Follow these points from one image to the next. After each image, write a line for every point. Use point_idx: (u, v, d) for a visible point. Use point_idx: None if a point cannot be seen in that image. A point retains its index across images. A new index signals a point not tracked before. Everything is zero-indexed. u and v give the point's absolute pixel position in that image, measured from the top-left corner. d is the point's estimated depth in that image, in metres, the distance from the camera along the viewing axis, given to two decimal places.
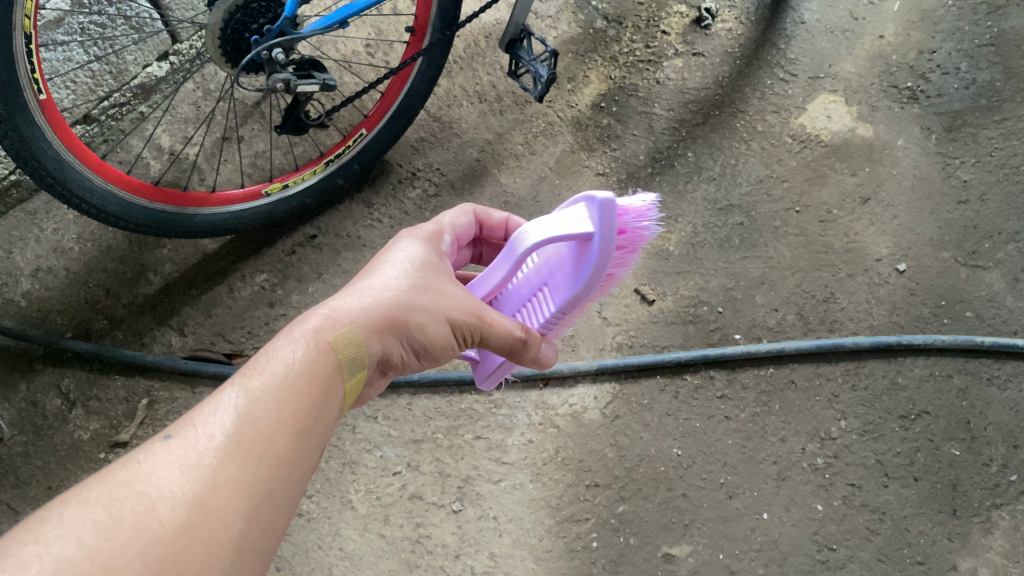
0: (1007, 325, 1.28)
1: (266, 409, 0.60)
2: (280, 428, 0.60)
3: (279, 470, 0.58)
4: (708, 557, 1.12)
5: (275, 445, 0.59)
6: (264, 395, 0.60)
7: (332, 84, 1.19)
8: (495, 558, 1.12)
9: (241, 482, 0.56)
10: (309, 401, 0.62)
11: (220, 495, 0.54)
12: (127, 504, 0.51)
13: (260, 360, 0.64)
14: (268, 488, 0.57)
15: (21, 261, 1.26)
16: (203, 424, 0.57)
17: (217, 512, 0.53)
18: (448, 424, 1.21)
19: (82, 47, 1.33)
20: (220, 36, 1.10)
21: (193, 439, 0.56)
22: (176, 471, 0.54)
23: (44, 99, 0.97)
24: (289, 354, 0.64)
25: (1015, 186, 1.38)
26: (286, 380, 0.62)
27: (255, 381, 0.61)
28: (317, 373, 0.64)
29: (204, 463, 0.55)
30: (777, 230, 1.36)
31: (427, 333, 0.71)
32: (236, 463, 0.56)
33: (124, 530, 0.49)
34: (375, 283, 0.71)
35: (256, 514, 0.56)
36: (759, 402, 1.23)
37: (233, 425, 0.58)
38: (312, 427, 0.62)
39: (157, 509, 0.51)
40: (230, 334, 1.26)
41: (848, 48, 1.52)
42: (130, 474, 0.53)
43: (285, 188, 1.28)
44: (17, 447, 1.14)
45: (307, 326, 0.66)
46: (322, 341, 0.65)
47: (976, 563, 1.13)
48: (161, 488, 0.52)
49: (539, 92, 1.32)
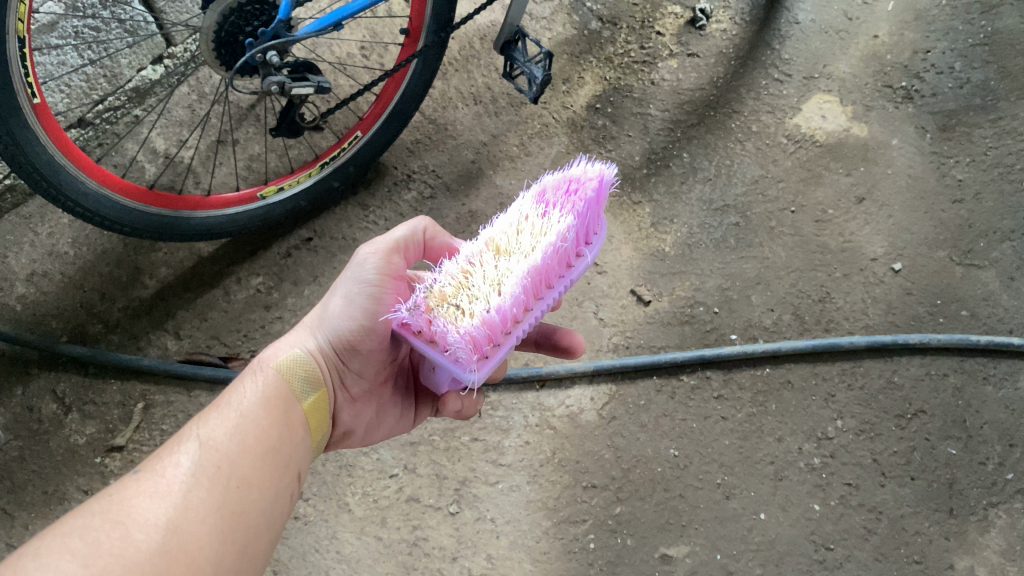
0: (1002, 324, 1.28)
1: (230, 436, 0.65)
2: (243, 451, 0.65)
3: (248, 489, 0.63)
4: (706, 558, 1.12)
5: (241, 467, 0.64)
6: (226, 423, 0.66)
7: (327, 86, 1.19)
8: (492, 560, 1.12)
9: (213, 504, 0.60)
10: (268, 423, 0.68)
11: (193, 516, 0.58)
12: (103, 532, 0.53)
13: (219, 400, 0.69)
14: (239, 508, 0.61)
15: (16, 265, 1.26)
16: (169, 457, 0.61)
17: (191, 532, 0.57)
18: (445, 426, 1.20)
19: (76, 51, 1.34)
20: (215, 39, 1.09)
21: (161, 470, 0.60)
22: (147, 498, 0.57)
23: (38, 103, 0.97)
24: (245, 387, 0.70)
25: (1009, 185, 1.38)
26: (244, 408, 0.68)
27: (215, 415, 0.66)
28: (271, 395, 0.71)
29: (175, 489, 0.59)
30: (772, 230, 1.36)
31: (346, 311, 0.76)
32: (206, 486, 0.60)
33: (104, 556, 0.52)
34: (313, 312, 0.79)
35: (231, 532, 0.59)
36: (755, 402, 1.23)
37: (197, 453, 0.62)
38: (273, 448, 0.68)
39: (134, 534, 0.54)
40: (226, 337, 1.26)
41: (843, 48, 1.53)
42: (102, 505, 0.56)
43: (280, 191, 1.28)
44: (12, 451, 1.14)
45: (254, 363, 0.74)
46: (267, 364, 0.74)
47: (973, 562, 1.13)
48: (134, 514, 0.55)
49: (534, 93, 1.32)
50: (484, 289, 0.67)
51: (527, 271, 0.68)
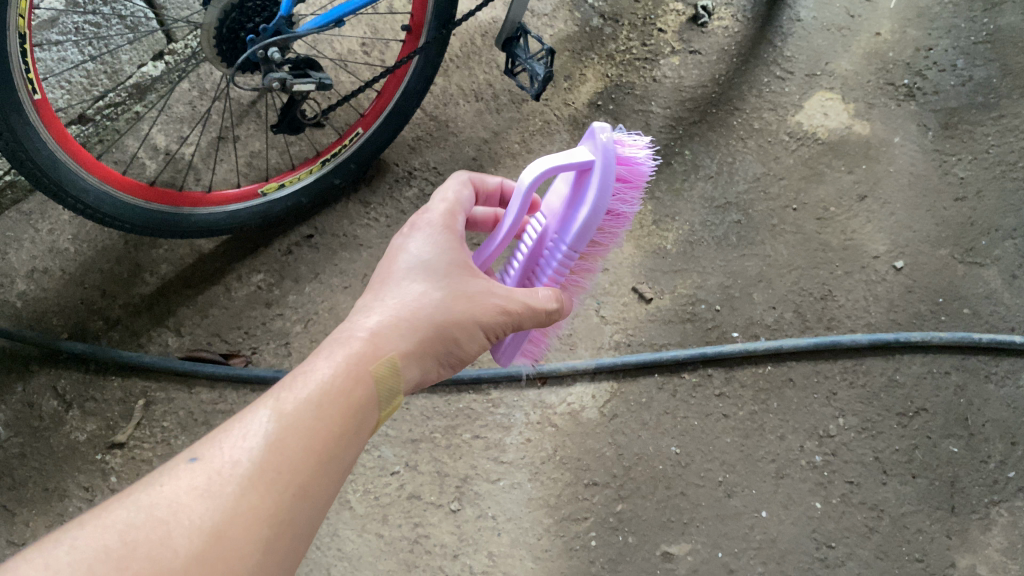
0: (1004, 322, 1.28)
1: (297, 438, 0.59)
2: (307, 456, 0.59)
3: (303, 498, 0.57)
4: (707, 556, 1.12)
5: (300, 473, 0.58)
6: (296, 422, 0.60)
7: (328, 82, 1.19)
8: (494, 557, 1.12)
9: (263, 513, 0.55)
10: (339, 429, 0.62)
11: (239, 525, 0.53)
12: (143, 531, 0.51)
13: (293, 382, 0.63)
14: (290, 519, 0.56)
15: (17, 262, 1.26)
16: (230, 449, 0.57)
17: (235, 544, 0.52)
18: (446, 424, 1.20)
19: (77, 47, 1.32)
20: (216, 36, 1.09)
21: (218, 464, 0.56)
22: (196, 497, 0.53)
23: (39, 100, 0.97)
24: (323, 381, 0.63)
25: (1011, 183, 1.38)
26: (319, 408, 0.62)
27: (288, 406, 0.61)
28: (352, 400, 0.64)
29: (226, 492, 0.54)
30: (774, 228, 1.36)
31: (460, 334, 0.74)
32: (260, 491, 0.55)
33: (138, 559, 0.49)
34: (400, 300, 0.72)
35: (275, 544, 0.55)
36: (757, 400, 1.23)
37: (260, 451, 0.57)
38: (340, 453, 0.62)
39: (172, 538, 0.51)
40: (227, 334, 1.26)
41: (844, 46, 1.52)
42: (151, 498, 0.53)
43: (281, 188, 1.28)
44: (13, 448, 1.14)
45: (336, 352, 0.66)
46: (354, 362, 0.66)
47: (975, 560, 1.13)
48: (180, 515, 0.52)
49: (535, 90, 1.32)
50: None
51: None
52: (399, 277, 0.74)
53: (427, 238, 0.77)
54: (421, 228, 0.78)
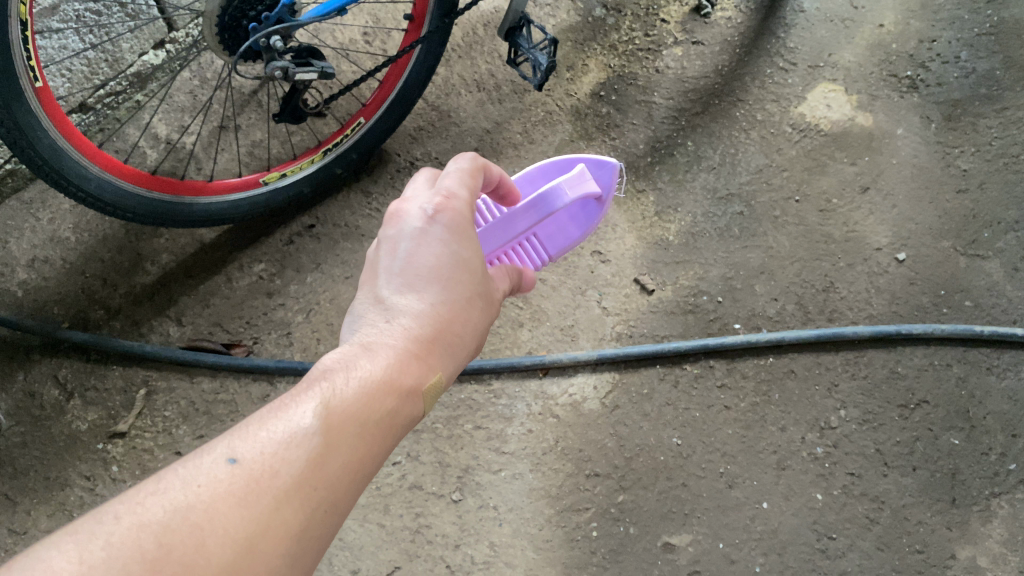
0: (1006, 315, 1.28)
1: (341, 452, 0.56)
2: (346, 471, 0.56)
3: (335, 514, 0.55)
4: (708, 546, 1.12)
5: (334, 490, 0.55)
6: (341, 433, 0.57)
7: (330, 72, 1.18)
8: (495, 548, 1.12)
9: (297, 529, 0.52)
10: (378, 446, 0.60)
11: (273, 540, 0.50)
12: (177, 535, 0.47)
13: (339, 388, 0.60)
14: (319, 536, 0.53)
15: (17, 251, 1.26)
16: (271, 455, 0.53)
17: (266, 559, 0.49)
18: (448, 414, 1.20)
19: (77, 35, 1.34)
20: (218, 24, 1.09)
21: (257, 470, 0.52)
22: (232, 505, 0.50)
23: (39, 87, 0.97)
24: (372, 388, 0.61)
25: (1015, 175, 1.37)
26: (365, 421, 0.59)
27: (332, 414, 0.58)
28: (397, 412, 0.62)
29: (261, 503, 0.51)
30: (777, 219, 1.36)
31: (481, 344, 0.74)
32: (298, 505, 0.52)
33: (171, 565, 0.46)
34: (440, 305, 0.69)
35: (302, 563, 0.52)
36: (758, 391, 1.23)
37: (302, 460, 0.54)
38: (371, 468, 0.60)
39: (206, 546, 0.47)
40: (228, 324, 1.25)
41: (848, 37, 1.52)
42: (187, 499, 0.49)
43: (282, 177, 1.27)
44: (14, 437, 1.14)
45: (381, 358, 0.63)
46: (399, 373, 0.63)
47: (975, 552, 1.13)
48: (214, 521, 0.49)
49: (538, 80, 1.31)
50: None
51: None
52: (424, 275, 0.70)
53: (456, 234, 0.73)
54: (446, 217, 0.73)
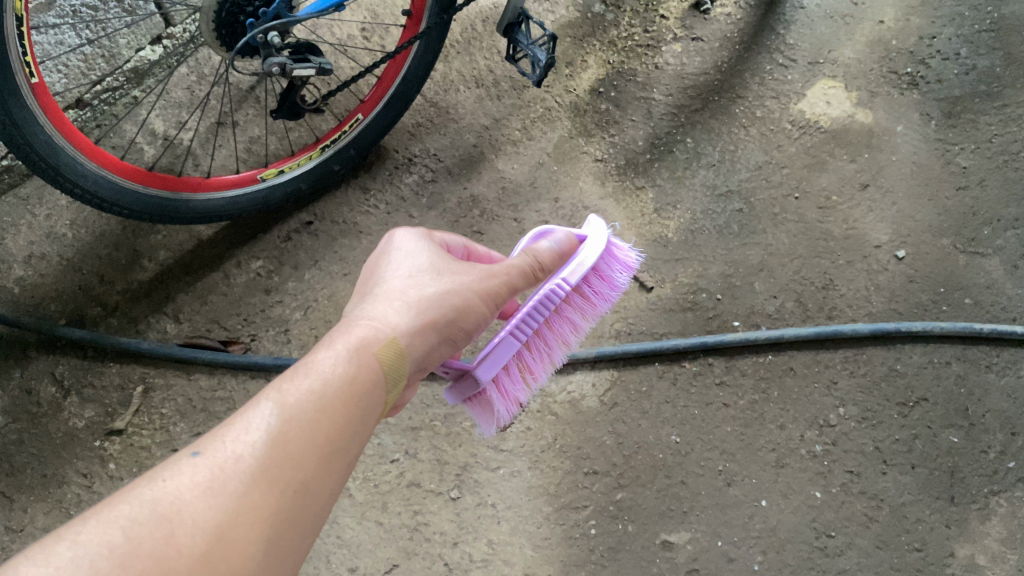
0: (1006, 313, 1.27)
1: (304, 430, 0.57)
2: (314, 448, 0.57)
3: (309, 495, 0.56)
4: (707, 544, 1.12)
5: (304, 468, 0.56)
6: (302, 413, 0.58)
7: (329, 67, 1.18)
8: (494, 545, 1.12)
9: (269, 512, 0.53)
10: (345, 418, 0.61)
11: (245, 526, 0.51)
12: (145, 530, 0.48)
13: (297, 373, 0.61)
14: (295, 517, 0.54)
15: (14, 247, 1.25)
16: (233, 443, 0.54)
17: (241, 543, 0.50)
18: (446, 412, 1.20)
19: (73, 30, 1.30)
20: (215, 19, 1.08)
21: (219, 459, 0.53)
22: (198, 495, 0.50)
23: (35, 83, 0.96)
24: (330, 366, 0.63)
25: (1015, 172, 1.37)
26: (326, 397, 0.61)
27: (290, 394, 0.59)
28: (360, 384, 0.64)
29: (228, 490, 0.52)
30: (776, 216, 1.35)
31: (463, 310, 0.76)
32: (266, 488, 0.53)
33: (141, 559, 0.46)
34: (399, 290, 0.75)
35: (280, 546, 0.53)
36: (757, 389, 1.22)
37: (265, 445, 0.55)
38: (345, 444, 0.60)
39: (176, 537, 0.48)
40: (226, 321, 1.25)
41: (848, 33, 1.51)
42: (153, 495, 0.50)
43: (280, 174, 1.27)
44: (11, 434, 1.13)
45: (339, 335, 0.68)
46: (358, 346, 0.67)
47: (974, 550, 1.13)
48: (183, 513, 0.49)
49: (537, 76, 1.30)
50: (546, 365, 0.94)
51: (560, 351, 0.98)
52: (393, 266, 0.78)
53: (411, 243, 0.81)
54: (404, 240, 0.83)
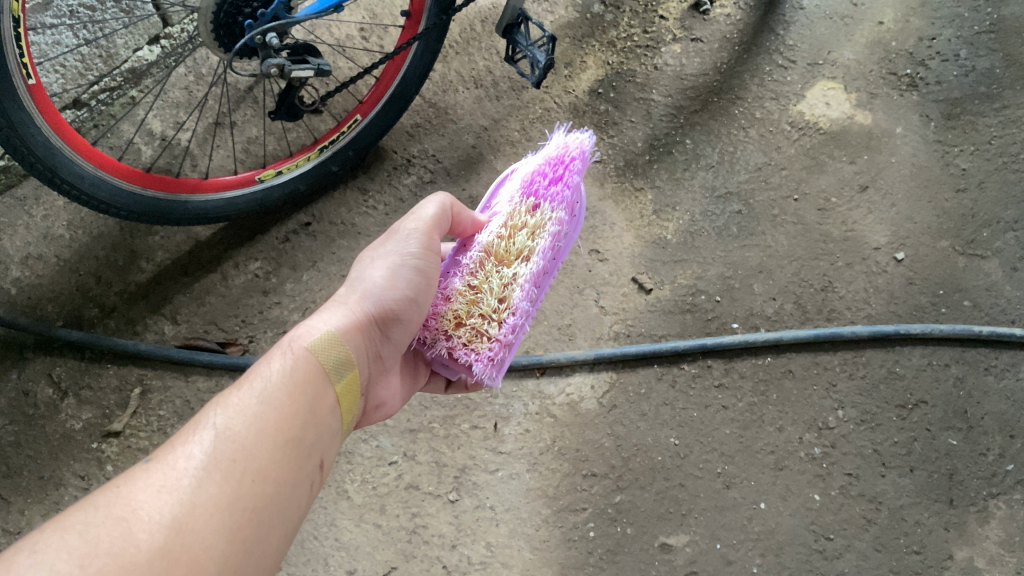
0: (1005, 315, 1.27)
1: (248, 425, 0.61)
2: (261, 440, 0.61)
3: (264, 483, 0.59)
4: (705, 547, 1.12)
5: (256, 459, 0.60)
6: (245, 410, 0.62)
7: (327, 68, 1.17)
8: (492, 548, 1.11)
9: (225, 503, 0.56)
10: (292, 409, 0.64)
11: (200, 517, 0.54)
12: (103, 529, 0.51)
13: (244, 378, 0.66)
14: (251, 507, 0.58)
15: (11, 248, 1.25)
16: (183, 446, 0.58)
17: (198, 534, 0.53)
18: (444, 414, 1.19)
19: (71, 30, 1.32)
20: (213, 21, 1.08)
21: (171, 461, 0.57)
22: (154, 494, 0.54)
23: (32, 84, 0.96)
24: (270, 367, 0.67)
25: (1014, 174, 1.37)
26: (266, 393, 0.64)
27: (234, 397, 0.63)
28: (300, 378, 0.67)
29: (183, 484, 0.55)
30: (775, 218, 1.35)
31: (391, 282, 0.77)
32: (217, 481, 0.57)
33: (102, 556, 0.49)
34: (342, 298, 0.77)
35: (240, 533, 0.56)
36: (756, 391, 1.22)
37: (212, 444, 0.59)
38: (294, 433, 0.64)
39: (133, 533, 0.51)
40: (224, 322, 1.25)
41: (848, 34, 1.51)
42: (107, 500, 0.53)
43: (278, 175, 1.27)
44: (8, 436, 1.13)
45: (282, 343, 0.70)
46: (297, 346, 0.69)
47: (973, 553, 1.13)
48: (137, 511, 0.53)
49: (536, 77, 1.30)
50: (494, 288, 0.79)
51: (529, 276, 0.79)
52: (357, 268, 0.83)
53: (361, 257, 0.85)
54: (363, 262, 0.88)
